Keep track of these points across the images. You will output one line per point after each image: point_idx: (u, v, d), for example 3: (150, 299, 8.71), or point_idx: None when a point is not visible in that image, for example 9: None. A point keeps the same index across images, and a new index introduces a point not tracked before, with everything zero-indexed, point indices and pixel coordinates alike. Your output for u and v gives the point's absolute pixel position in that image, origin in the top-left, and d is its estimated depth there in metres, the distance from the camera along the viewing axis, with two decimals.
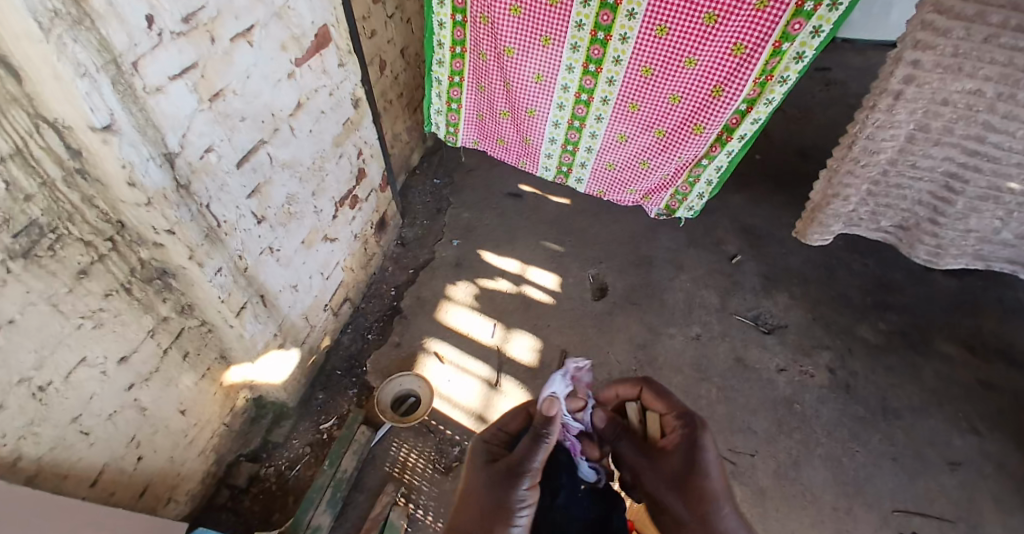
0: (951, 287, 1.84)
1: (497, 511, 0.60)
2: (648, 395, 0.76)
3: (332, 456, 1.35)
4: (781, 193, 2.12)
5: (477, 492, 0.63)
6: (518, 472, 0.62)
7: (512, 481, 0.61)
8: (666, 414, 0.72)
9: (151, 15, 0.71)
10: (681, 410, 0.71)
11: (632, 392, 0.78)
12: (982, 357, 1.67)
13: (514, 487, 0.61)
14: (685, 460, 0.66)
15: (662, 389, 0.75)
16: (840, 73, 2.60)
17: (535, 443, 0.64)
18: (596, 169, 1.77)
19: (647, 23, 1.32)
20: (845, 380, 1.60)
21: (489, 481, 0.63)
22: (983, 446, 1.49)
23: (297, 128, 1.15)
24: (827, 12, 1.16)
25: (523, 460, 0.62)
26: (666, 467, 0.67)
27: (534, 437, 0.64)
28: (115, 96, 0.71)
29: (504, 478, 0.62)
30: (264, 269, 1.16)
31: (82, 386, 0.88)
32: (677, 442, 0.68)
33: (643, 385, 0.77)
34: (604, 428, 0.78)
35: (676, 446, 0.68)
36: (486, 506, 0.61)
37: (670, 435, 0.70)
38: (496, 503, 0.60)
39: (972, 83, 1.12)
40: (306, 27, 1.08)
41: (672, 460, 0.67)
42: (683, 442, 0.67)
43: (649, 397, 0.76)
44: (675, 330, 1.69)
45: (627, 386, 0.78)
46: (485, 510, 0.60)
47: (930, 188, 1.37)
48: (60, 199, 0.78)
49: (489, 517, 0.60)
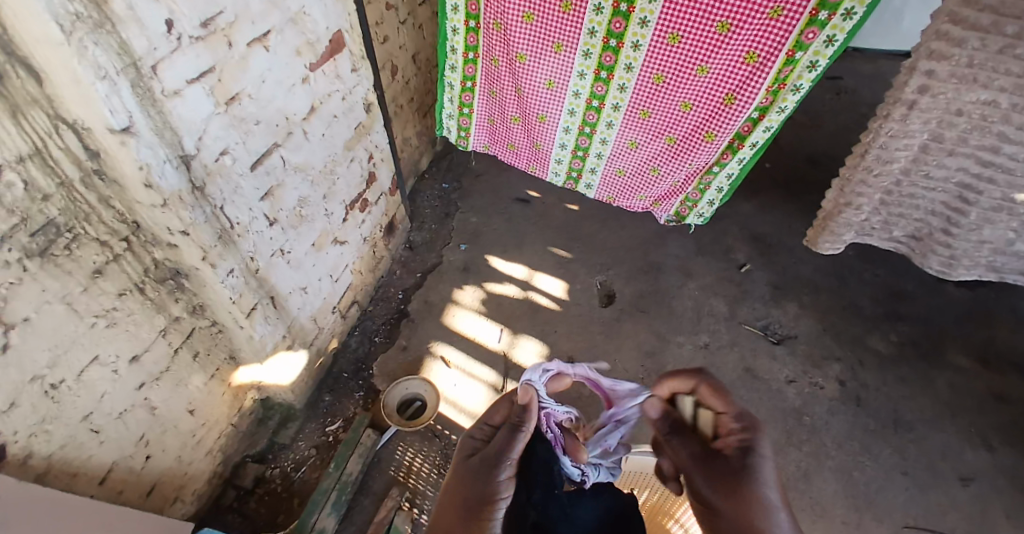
0: (964, 298, 1.82)
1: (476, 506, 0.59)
2: (701, 390, 0.71)
3: (337, 458, 1.35)
4: (791, 201, 2.11)
5: (457, 486, 0.62)
6: (497, 466, 0.62)
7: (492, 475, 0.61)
8: (722, 412, 0.66)
9: (170, 20, 0.72)
10: (740, 411, 0.65)
11: (686, 387, 0.73)
12: (996, 370, 1.64)
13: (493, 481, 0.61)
14: (739, 463, 0.60)
15: (720, 386, 0.69)
16: (851, 81, 2.59)
17: (511, 434, 0.65)
18: (606, 175, 1.77)
19: (659, 31, 1.32)
20: (856, 391, 1.58)
21: (466, 477, 0.63)
22: (996, 461, 1.46)
23: (310, 132, 1.16)
24: (840, 22, 1.16)
25: (502, 454, 0.63)
26: (719, 467, 0.61)
27: (513, 431, 0.66)
28: (134, 99, 0.72)
29: (482, 471, 0.62)
30: (275, 271, 1.17)
31: (94, 385, 0.89)
32: (733, 444, 0.63)
33: (697, 379, 0.72)
34: (663, 420, 0.75)
35: (733, 448, 0.62)
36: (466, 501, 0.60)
37: (727, 436, 0.64)
38: (475, 498, 0.60)
39: (986, 93, 1.11)
40: (321, 33, 1.10)
41: (724, 461, 0.62)
42: (739, 444, 0.62)
43: (705, 394, 0.70)
44: (683, 338, 1.69)
45: (680, 380, 0.74)
46: (464, 504, 0.60)
47: (944, 198, 1.35)
48: (78, 199, 0.79)
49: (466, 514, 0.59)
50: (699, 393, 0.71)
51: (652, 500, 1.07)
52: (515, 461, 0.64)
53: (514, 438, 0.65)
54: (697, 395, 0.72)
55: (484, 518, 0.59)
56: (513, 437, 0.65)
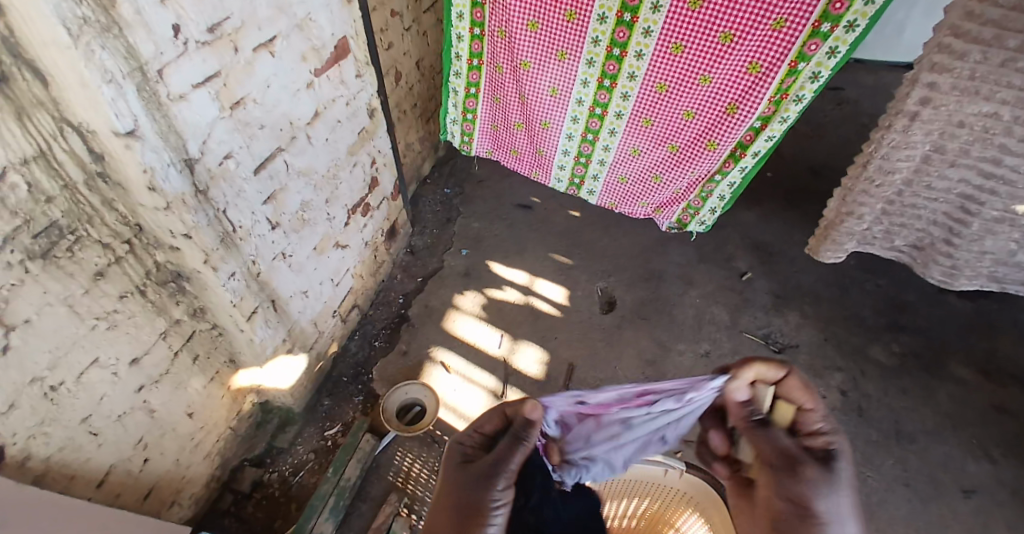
0: (966, 310, 1.81)
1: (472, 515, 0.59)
2: (792, 385, 0.70)
3: (336, 463, 1.35)
4: (793, 210, 2.11)
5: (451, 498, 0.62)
6: (496, 476, 0.61)
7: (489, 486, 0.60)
8: (809, 410, 0.69)
9: (177, 25, 0.72)
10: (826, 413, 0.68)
11: (776, 377, 0.71)
12: (997, 383, 1.64)
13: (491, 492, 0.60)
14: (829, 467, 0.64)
15: (809, 383, 0.70)
16: (853, 92, 2.60)
17: (512, 446, 0.64)
18: (608, 182, 1.77)
19: (663, 40, 1.32)
20: (857, 402, 1.57)
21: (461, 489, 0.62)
22: (998, 474, 1.45)
23: (314, 137, 1.16)
24: (844, 33, 1.17)
25: (501, 464, 0.62)
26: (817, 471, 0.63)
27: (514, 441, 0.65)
28: (139, 103, 0.72)
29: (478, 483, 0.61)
30: (276, 275, 1.17)
31: (94, 387, 0.89)
32: (821, 446, 0.66)
33: (790, 372, 0.70)
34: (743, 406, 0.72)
35: (818, 450, 0.66)
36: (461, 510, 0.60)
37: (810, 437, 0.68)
38: (470, 509, 0.59)
39: (989, 105, 1.11)
40: (326, 39, 1.10)
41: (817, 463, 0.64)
42: (828, 449, 0.66)
43: (794, 388, 0.70)
44: (684, 346, 1.68)
45: (771, 369, 0.71)
46: (459, 513, 0.60)
47: (946, 209, 1.35)
48: (81, 202, 0.79)
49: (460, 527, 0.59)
50: (787, 386, 0.70)
51: (651, 509, 1.09)
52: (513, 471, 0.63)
53: (516, 449, 0.64)
54: (781, 385, 0.71)
55: (477, 527, 0.58)
56: (513, 446, 0.64)
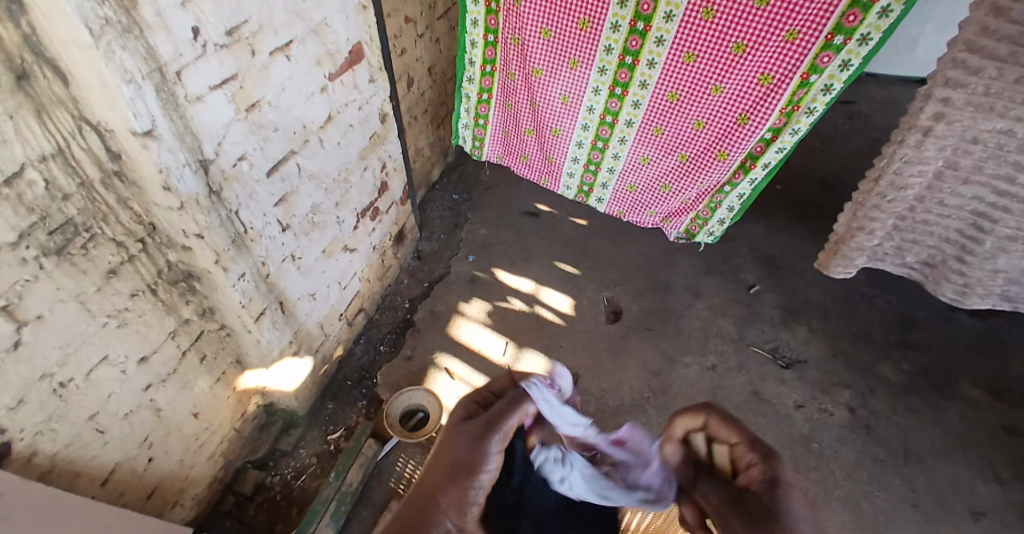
0: (977, 328, 1.79)
1: (475, 472, 0.56)
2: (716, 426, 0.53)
3: (338, 468, 1.34)
4: (802, 224, 2.10)
5: (449, 448, 0.59)
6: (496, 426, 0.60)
7: (491, 443, 0.58)
8: (738, 443, 0.50)
9: (197, 27, 0.73)
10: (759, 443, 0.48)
11: (696, 424, 0.56)
12: (1009, 404, 1.61)
13: (492, 448, 0.58)
14: (764, 506, 0.43)
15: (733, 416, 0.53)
16: (863, 107, 2.60)
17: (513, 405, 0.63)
18: (617, 191, 1.78)
19: (675, 50, 1.33)
20: (867, 419, 1.55)
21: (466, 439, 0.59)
22: (1008, 496, 1.43)
23: (326, 140, 1.17)
24: (857, 46, 1.17)
25: (501, 421, 0.61)
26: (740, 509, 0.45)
27: (519, 402, 0.64)
28: (158, 103, 0.73)
29: (481, 435, 0.59)
30: (285, 277, 1.17)
31: (102, 384, 0.89)
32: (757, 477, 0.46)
33: (706, 413, 0.55)
34: (683, 465, 0.58)
35: (757, 485, 0.45)
36: (462, 462, 0.57)
37: (748, 471, 0.47)
38: (472, 465, 0.57)
39: (1003, 122, 1.11)
40: (341, 44, 1.11)
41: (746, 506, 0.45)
42: (762, 480, 0.45)
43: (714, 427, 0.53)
44: (690, 358, 1.67)
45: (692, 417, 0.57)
46: (459, 468, 0.56)
47: (959, 226, 1.34)
48: (97, 199, 0.79)
49: (457, 475, 0.56)
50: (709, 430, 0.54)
51: None
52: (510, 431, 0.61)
53: (516, 410, 0.63)
54: (707, 433, 0.55)
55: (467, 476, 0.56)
56: (516, 410, 0.63)
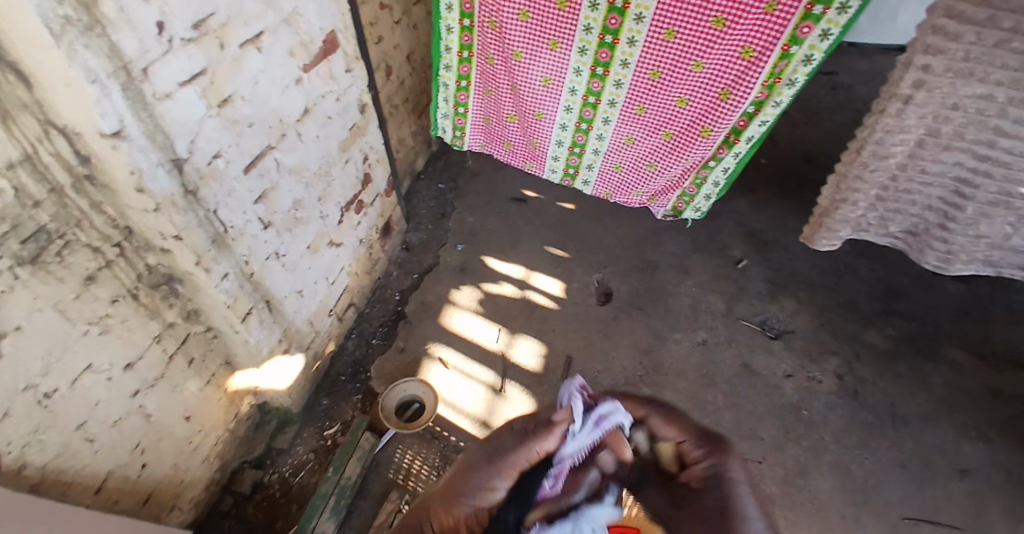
0: (960, 293, 1.83)
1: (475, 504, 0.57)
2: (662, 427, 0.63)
3: (336, 463, 1.34)
4: (787, 198, 2.12)
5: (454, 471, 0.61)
6: (497, 465, 0.59)
7: (493, 482, 0.58)
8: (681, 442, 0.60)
9: (162, 22, 0.71)
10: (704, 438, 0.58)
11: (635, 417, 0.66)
12: (990, 365, 1.65)
13: (496, 480, 0.58)
14: (716, 494, 0.54)
15: (671, 412, 0.64)
16: (845, 78, 2.60)
17: (521, 442, 0.61)
18: (603, 172, 1.77)
19: (655, 27, 1.31)
20: (854, 386, 1.59)
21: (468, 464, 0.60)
22: (992, 454, 1.47)
23: (304, 133, 1.15)
24: (836, 15, 1.16)
25: (507, 456, 0.59)
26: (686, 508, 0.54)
27: (529, 443, 0.60)
28: (125, 102, 0.70)
29: (479, 465, 0.59)
30: (270, 274, 1.15)
31: (88, 393, 0.88)
32: (700, 473, 0.56)
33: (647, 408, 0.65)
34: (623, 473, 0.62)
35: (700, 480, 0.56)
36: (467, 490, 0.57)
37: (693, 465, 0.58)
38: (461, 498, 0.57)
39: (983, 87, 1.11)
40: (315, 33, 1.08)
41: (691, 496, 0.55)
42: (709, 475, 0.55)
43: (657, 423, 0.63)
44: (680, 335, 1.69)
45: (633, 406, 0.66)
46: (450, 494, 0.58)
47: (941, 193, 1.36)
48: (68, 205, 0.77)
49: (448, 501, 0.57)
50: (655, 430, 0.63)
51: None
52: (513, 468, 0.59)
53: (525, 447, 0.60)
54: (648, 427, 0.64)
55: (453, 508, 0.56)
56: (524, 450, 0.60)
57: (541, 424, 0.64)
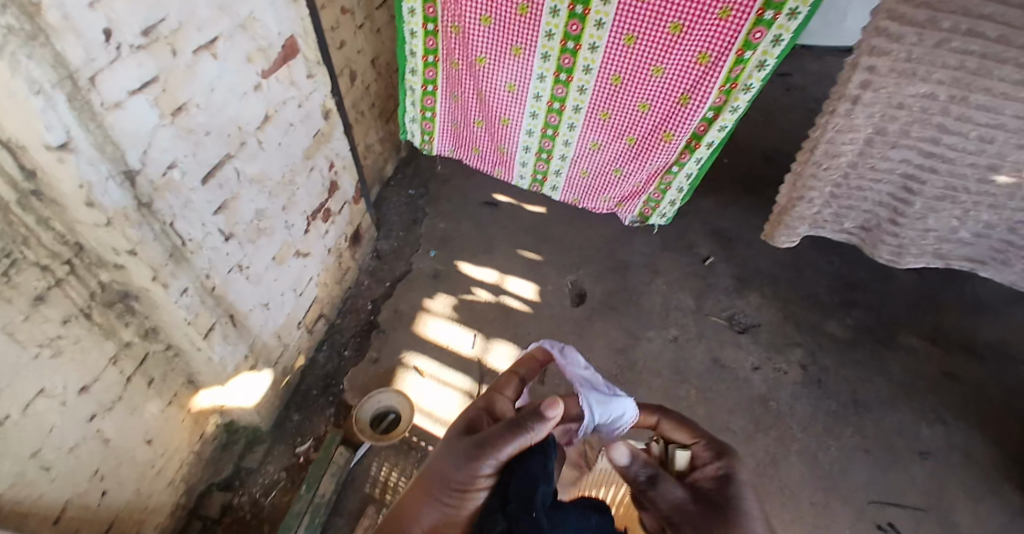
0: (913, 282, 1.91)
1: (463, 493, 0.66)
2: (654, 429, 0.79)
3: (309, 479, 1.29)
4: (750, 196, 2.18)
5: (444, 455, 0.70)
6: (483, 456, 0.66)
7: (475, 472, 0.66)
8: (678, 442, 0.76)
9: (109, 29, 0.67)
10: (710, 442, 0.74)
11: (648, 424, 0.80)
12: (944, 350, 1.73)
13: (479, 471, 0.66)
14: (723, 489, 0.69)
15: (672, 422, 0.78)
16: (800, 79, 2.70)
17: (509, 432, 0.66)
18: (570, 177, 1.79)
19: (616, 32, 1.33)
20: (817, 374, 1.64)
21: (455, 450, 0.69)
22: (948, 435, 1.54)
23: (265, 141, 1.11)
24: (786, 21, 1.19)
25: (492, 450, 0.66)
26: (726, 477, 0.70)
27: (513, 434, 0.66)
28: (71, 113, 0.66)
29: (467, 457, 0.66)
30: (233, 288, 1.11)
31: (42, 418, 0.83)
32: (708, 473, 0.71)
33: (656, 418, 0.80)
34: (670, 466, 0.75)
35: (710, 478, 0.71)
36: (453, 481, 0.66)
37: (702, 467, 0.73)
38: (456, 480, 0.66)
39: (925, 86, 1.16)
40: (273, 38, 1.06)
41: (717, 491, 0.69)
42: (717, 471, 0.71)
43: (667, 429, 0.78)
44: (653, 333, 1.71)
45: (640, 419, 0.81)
46: (444, 482, 0.66)
47: (891, 189, 1.42)
48: (14, 222, 0.73)
49: (444, 487, 0.67)
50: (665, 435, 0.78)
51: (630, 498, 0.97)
52: (502, 458, 0.66)
53: (512, 439, 0.66)
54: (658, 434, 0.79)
55: (449, 495, 0.66)
56: (509, 441, 0.66)
57: (531, 416, 0.67)
